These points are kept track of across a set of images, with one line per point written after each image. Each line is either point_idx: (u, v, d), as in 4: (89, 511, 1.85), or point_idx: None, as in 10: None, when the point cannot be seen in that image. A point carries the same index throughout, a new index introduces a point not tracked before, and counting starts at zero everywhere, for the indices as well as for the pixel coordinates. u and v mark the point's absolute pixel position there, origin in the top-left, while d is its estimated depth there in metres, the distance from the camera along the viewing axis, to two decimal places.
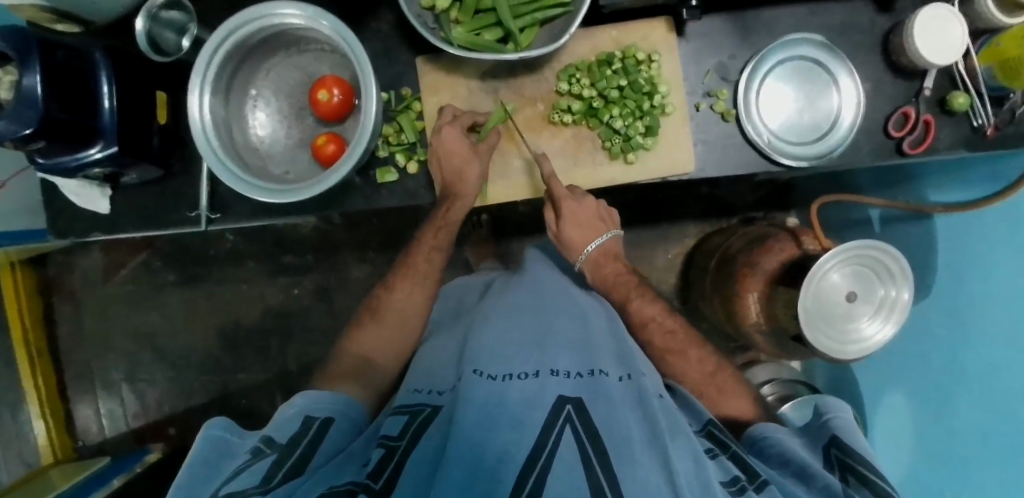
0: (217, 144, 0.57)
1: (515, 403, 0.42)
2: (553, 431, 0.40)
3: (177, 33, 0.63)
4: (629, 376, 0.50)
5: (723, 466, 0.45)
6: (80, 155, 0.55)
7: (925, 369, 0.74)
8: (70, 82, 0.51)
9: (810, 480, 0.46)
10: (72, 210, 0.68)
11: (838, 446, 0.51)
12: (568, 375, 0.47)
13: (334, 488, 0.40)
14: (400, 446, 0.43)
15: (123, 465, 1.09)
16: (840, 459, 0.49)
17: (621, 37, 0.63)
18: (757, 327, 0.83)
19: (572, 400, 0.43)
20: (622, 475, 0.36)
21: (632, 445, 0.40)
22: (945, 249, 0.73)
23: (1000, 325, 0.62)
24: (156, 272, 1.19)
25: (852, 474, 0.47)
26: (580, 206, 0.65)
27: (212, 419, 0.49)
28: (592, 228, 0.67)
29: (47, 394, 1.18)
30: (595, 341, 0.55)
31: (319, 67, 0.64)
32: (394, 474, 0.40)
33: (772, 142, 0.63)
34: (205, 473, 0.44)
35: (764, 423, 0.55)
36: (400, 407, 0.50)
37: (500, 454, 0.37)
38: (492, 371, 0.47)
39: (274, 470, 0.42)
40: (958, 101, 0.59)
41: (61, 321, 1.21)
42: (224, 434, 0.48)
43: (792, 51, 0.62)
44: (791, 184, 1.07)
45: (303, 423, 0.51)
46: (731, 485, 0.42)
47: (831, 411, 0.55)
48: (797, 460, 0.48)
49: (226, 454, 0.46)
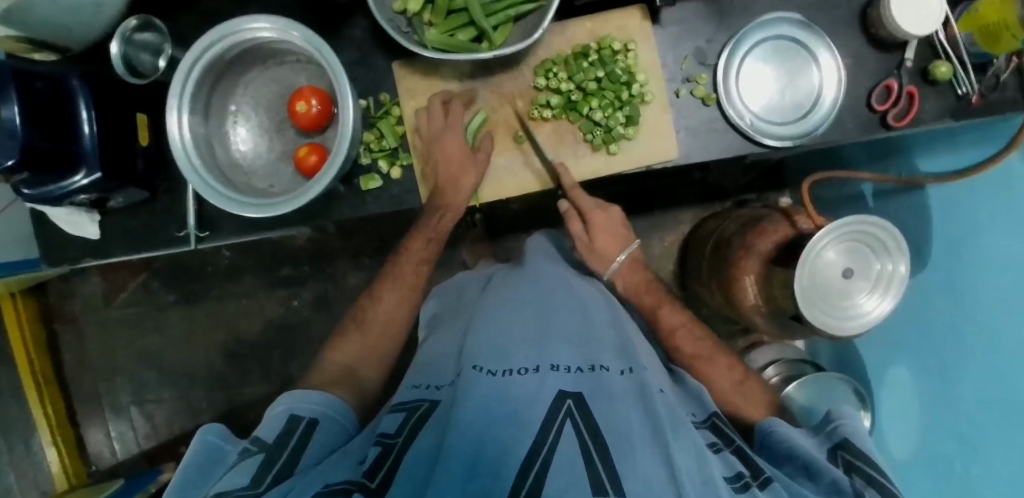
0: (198, 161, 0.57)
1: (515, 400, 0.42)
2: (553, 425, 0.40)
3: (155, 54, 0.64)
4: (630, 370, 0.51)
5: (727, 460, 0.44)
6: (64, 183, 0.56)
7: (925, 343, 0.74)
8: (49, 111, 0.51)
9: (814, 476, 0.44)
10: (62, 237, 0.68)
11: (846, 447, 0.48)
12: (568, 370, 0.47)
13: (328, 488, 0.38)
14: (398, 443, 0.43)
15: (135, 486, 1.10)
16: (846, 459, 0.47)
17: (596, 28, 0.63)
18: (755, 311, 0.83)
19: (572, 394, 0.44)
20: (623, 471, 0.36)
21: (633, 440, 0.40)
22: (939, 220, 0.72)
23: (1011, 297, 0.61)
24: (156, 293, 1.20)
25: (861, 476, 0.44)
26: (606, 216, 0.70)
27: (206, 425, 0.49)
28: (620, 235, 0.70)
29: (57, 421, 1.18)
30: (595, 334, 0.55)
31: (297, 79, 0.64)
32: (390, 472, 0.40)
33: (753, 124, 0.62)
34: (198, 481, 0.44)
35: (772, 420, 0.54)
36: (398, 405, 0.50)
37: (500, 451, 0.36)
38: (491, 367, 0.47)
39: (259, 475, 0.42)
40: (940, 71, 0.58)
41: (65, 348, 1.22)
42: (219, 440, 0.48)
43: (769, 30, 0.62)
44: (783, 164, 1.07)
45: (290, 422, 0.51)
46: (735, 481, 0.41)
47: (842, 417, 0.51)
48: (804, 455, 0.47)
49: (218, 461, 0.46)
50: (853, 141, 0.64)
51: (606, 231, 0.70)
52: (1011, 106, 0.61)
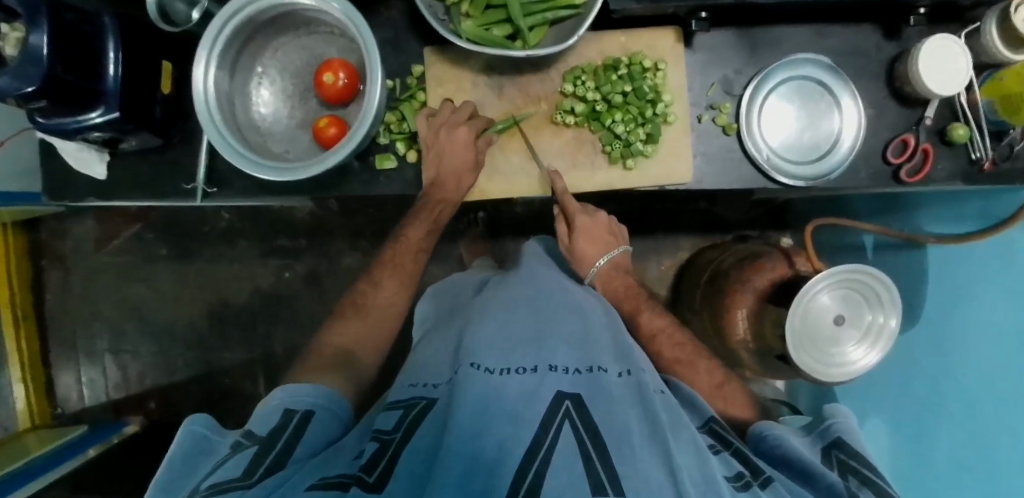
0: (218, 115, 0.57)
1: (513, 400, 0.43)
2: (551, 426, 0.40)
3: (187, 4, 0.62)
4: (629, 372, 0.50)
5: (727, 461, 0.45)
6: (81, 117, 0.55)
7: (905, 400, 0.75)
8: (78, 44, 0.51)
9: (812, 480, 0.46)
10: (68, 173, 0.67)
11: (841, 447, 0.51)
12: (566, 371, 0.47)
13: (325, 481, 0.40)
14: (395, 439, 0.43)
15: (100, 436, 1.08)
16: (841, 459, 0.49)
17: (629, 42, 0.63)
18: (744, 345, 0.83)
19: (571, 396, 0.43)
20: (623, 471, 0.37)
21: (632, 442, 0.40)
22: (935, 281, 0.74)
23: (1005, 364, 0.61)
24: (149, 245, 1.19)
25: (856, 477, 0.47)
26: (592, 222, 0.69)
27: (194, 414, 0.49)
28: (603, 242, 0.71)
29: (30, 359, 1.17)
30: (594, 335, 0.55)
31: (327, 49, 0.65)
32: (387, 469, 0.39)
33: (771, 159, 0.63)
34: (186, 473, 0.44)
35: (765, 422, 0.55)
36: (395, 402, 0.51)
37: (498, 450, 0.37)
38: (489, 366, 0.47)
39: (252, 465, 0.42)
40: (958, 133, 0.59)
41: (49, 287, 1.20)
42: (205, 430, 0.49)
43: (797, 70, 0.63)
44: (788, 206, 1.08)
45: (284, 415, 0.50)
46: (736, 480, 0.42)
47: (834, 417, 0.55)
48: (797, 458, 0.48)
49: (207, 452, 0.47)
50: (864, 190, 0.65)
51: (590, 235, 0.70)
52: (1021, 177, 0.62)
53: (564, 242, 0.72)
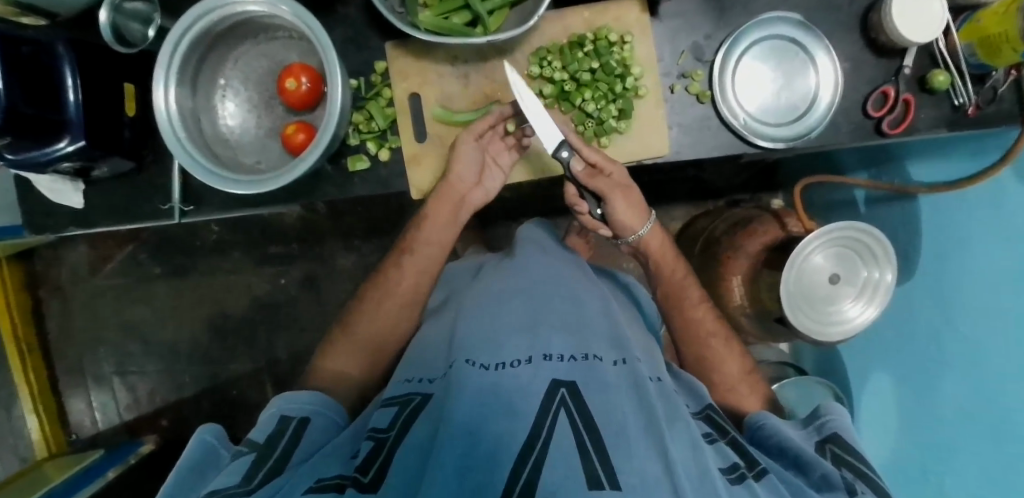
0: (183, 133, 0.56)
1: (509, 393, 0.42)
2: (547, 418, 0.40)
3: (143, 24, 0.63)
4: (624, 360, 0.50)
5: (722, 451, 0.45)
6: (50, 149, 0.55)
7: (909, 350, 0.74)
8: (33, 75, 0.51)
9: (807, 469, 0.47)
10: (46, 204, 0.67)
11: (837, 442, 0.50)
12: (561, 358, 0.47)
13: (321, 483, 0.39)
14: (390, 437, 0.43)
15: (116, 458, 1.10)
16: (836, 453, 0.49)
17: (593, 18, 0.62)
18: (741, 309, 0.83)
19: (566, 383, 0.44)
20: (620, 466, 0.36)
21: (628, 434, 0.40)
22: (931, 227, 0.71)
23: (996, 324, 0.59)
24: (143, 265, 1.19)
25: (851, 469, 0.47)
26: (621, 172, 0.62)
27: (205, 425, 0.50)
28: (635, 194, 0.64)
29: (40, 390, 1.18)
30: (588, 324, 0.54)
31: (288, 55, 0.64)
32: (382, 468, 0.39)
33: (747, 124, 0.62)
34: (194, 481, 0.44)
35: (760, 413, 0.56)
36: (389, 399, 0.50)
37: (494, 443, 0.37)
38: (484, 361, 0.47)
39: (251, 471, 0.42)
40: (938, 79, 0.58)
41: (49, 317, 1.21)
42: (214, 440, 0.49)
43: (768, 29, 0.61)
44: (778, 166, 1.07)
45: (281, 423, 0.50)
46: (730, 472, 0.42)
47: (831, 413, 0.53)
48: (792, 447, 0.49)
49: (213, 465, 0.47)
50: (847, 146, 0.64)
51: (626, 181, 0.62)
52: (1009, 118, 0.61)
53: (616, 204, 0.61)
